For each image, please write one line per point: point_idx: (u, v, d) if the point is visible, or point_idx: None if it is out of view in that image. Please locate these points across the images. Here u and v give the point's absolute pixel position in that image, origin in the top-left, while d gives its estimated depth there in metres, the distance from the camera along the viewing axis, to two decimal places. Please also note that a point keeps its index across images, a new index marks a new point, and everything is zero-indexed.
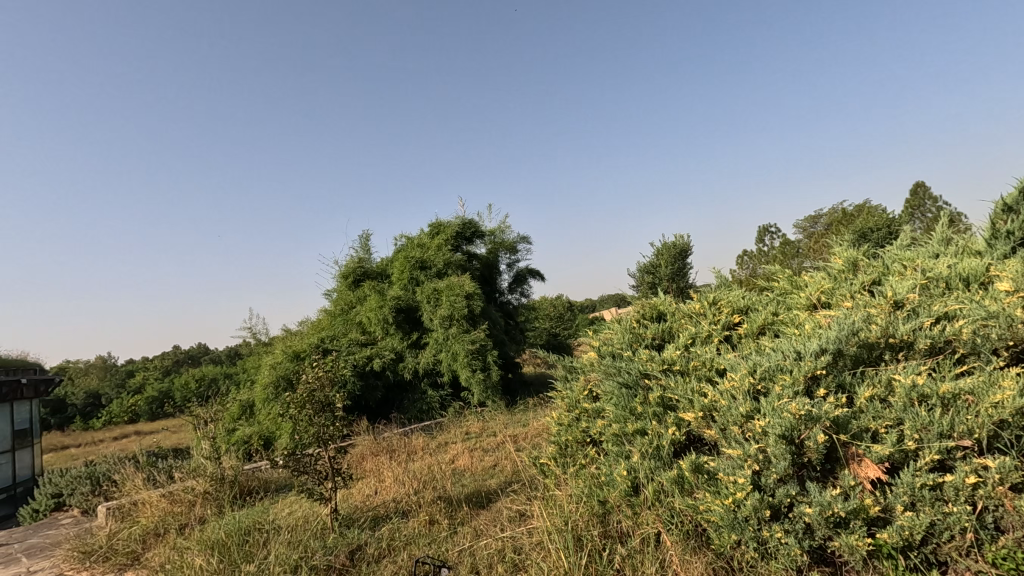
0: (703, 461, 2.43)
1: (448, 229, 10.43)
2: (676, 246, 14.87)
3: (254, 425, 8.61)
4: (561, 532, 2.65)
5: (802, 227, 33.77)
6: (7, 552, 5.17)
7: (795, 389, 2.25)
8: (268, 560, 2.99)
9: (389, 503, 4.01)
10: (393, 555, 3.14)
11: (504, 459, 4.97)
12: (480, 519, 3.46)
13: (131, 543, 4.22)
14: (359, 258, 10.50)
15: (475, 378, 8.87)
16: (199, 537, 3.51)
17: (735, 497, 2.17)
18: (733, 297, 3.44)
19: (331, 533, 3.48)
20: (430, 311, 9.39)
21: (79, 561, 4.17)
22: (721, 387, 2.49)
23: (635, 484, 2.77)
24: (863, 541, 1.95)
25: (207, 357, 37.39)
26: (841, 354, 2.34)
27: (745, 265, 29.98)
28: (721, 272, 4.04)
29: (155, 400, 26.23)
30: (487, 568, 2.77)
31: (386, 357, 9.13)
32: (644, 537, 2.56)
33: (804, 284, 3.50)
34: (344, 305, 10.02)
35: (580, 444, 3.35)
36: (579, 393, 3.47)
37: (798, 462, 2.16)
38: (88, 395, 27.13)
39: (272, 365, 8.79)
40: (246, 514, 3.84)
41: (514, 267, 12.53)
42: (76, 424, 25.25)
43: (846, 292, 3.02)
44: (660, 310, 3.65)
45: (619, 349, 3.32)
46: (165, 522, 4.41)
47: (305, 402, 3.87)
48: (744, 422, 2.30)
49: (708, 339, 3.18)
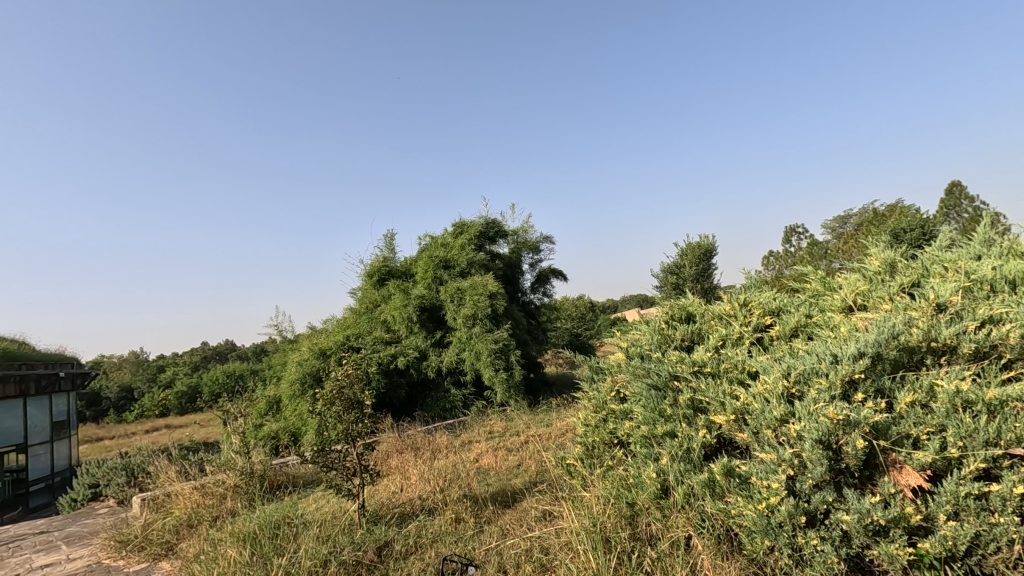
0: (735, 465, 2.39)
1: (472, 229, 10.46)
2: (701, 247, 14.67)
3: (281, 421, 8.77)
4: (589, 533, 2.64)
5: (830, 226, 33.05)
6: (47, 539, 5.36)
7: (832, 394, 2.19)
8: (299, 554, 3.04)
9: (416, 501, 4.03)
10: (421, 552, 3.16)
11: (528, 459, 4.95)
12: (506, 518, 3.46)
13: (165, 533, 4.34)
14: (383, 257, 10.61)
15: (498, 378, 8.88)
16: (231, 530, 3.58)
17: (768, 502, 2.13)
18: (764, 298, 3.38)
19: (359, 529, 3.52)
20: (453, 310, 9.46)
21: (116, 550, 4.32)
22: (753, 390, 2.45)
23: (664, 486, 2.74)
24: (903, 551, 1.89)
25: (235, 353, 38.18)
26: (881, 358, 2.28)
27: (771, 266, 29.53)
28: (751, 272, 3.96)
29: (185, 395, 26.98)
30: (514, 567, 2.78)
31: (410, 356, 9.23)
32: (673, 541, 2.53)
33: (838, 286, 3.41)
34: (369, 304, 10.12)
35: (607, 446, 3.33)
36: (607, 394, 3.46)
37: (834, 468, 2.10)
38: (121, 389, 27.94)
39: (299, 362, 8.92)
40: (276, 508, 3.91)
41: (537, 266, 12.51)
42: (110, 418, 26.11)
43: (884, 294, 2.94)
44: (689, 311, 3.61)
45: (648, 350, 3.31)
46: (198, 513, 4.51)
47: (334, 399, 3.93)
48: (778, 425, 2.25)
49: (739, 341, 3.13)
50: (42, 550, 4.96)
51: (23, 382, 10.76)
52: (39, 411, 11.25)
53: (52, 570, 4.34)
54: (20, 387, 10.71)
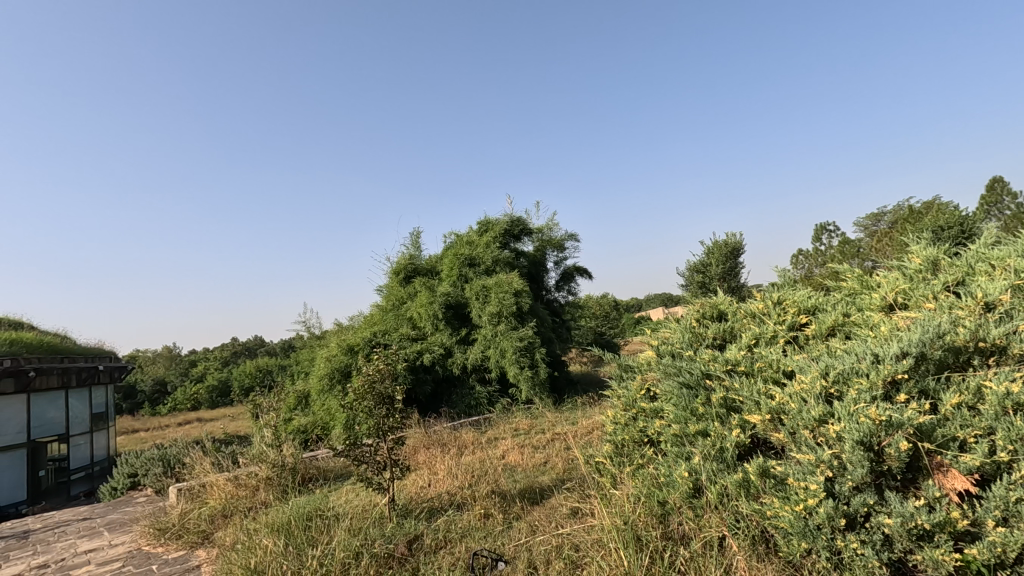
0: (770, 465, 2.35)
1: (497, 227, 10.49)
2: (727, 246, 14.42)
3: (310, 416, 8.96)
4: (619, 531, 2.63)
5: (863, 224, 32.23)
6: (91, 525, 5.57)
7: (873, 394, 2.13)
8: (332, 546, 3.09)
9: (444, 496, 4.08)
10: (450, 547, 3.19)
11: (554, 456, 4.94)
12: (535, 515, 3.46)
13: (201, 522, 4.48)
14: (409, 254, 10.71)
15: (523, 375, 8.89)
16: (265, 520, 3.65)
17: (806, 504, 2.10)
18: (799, 296, 3.30)
19: (389, 522, 3.58)
20: (479, 308, 9.52)
21: (155, 537, 4.50)
22: (790, 389, 2.39)
23: (697, 485, 2.71)
24: (949, 556, 1.83)
25: (263, 349, 39.01)
26: (924, 358, 2.21)
27: (800, 264, 28.96)
28: (784, 271, 3.87)
29: (216, 390, 27.80)
30: (544, 564, 2.79)
31: (435, 352, 9.32)
32: (706, 541, 2.51)
33: (876, 284, 3.31)
34: (395, 301, 10.22)
35: (637, 444, 3.31)
36: (636, 392, 3.43)
37: (876, 471, 2.05)
38: (154, 382, 28.79)
39: (327, 358, 9.07)
40: (308, 500, 3.99)
41: (561, 264, 12.45)
42: (145, 410, 26.98)
43: (926, 293, 2.84)
44: (720, 310, 3.56)
45: (679, 349, 3.28)
46: (232, 504, 4.62)
47: (365, 393, 4.00)
48: (816, 426, 2.20)
49: (773, 340, 3.07)
50: (85, 536, 5.15)
51: (65, 374, 11.17)
52: (80, 403, 11.67)
53: (95, 555, 4.51)
54: (62, 379, 11.12)
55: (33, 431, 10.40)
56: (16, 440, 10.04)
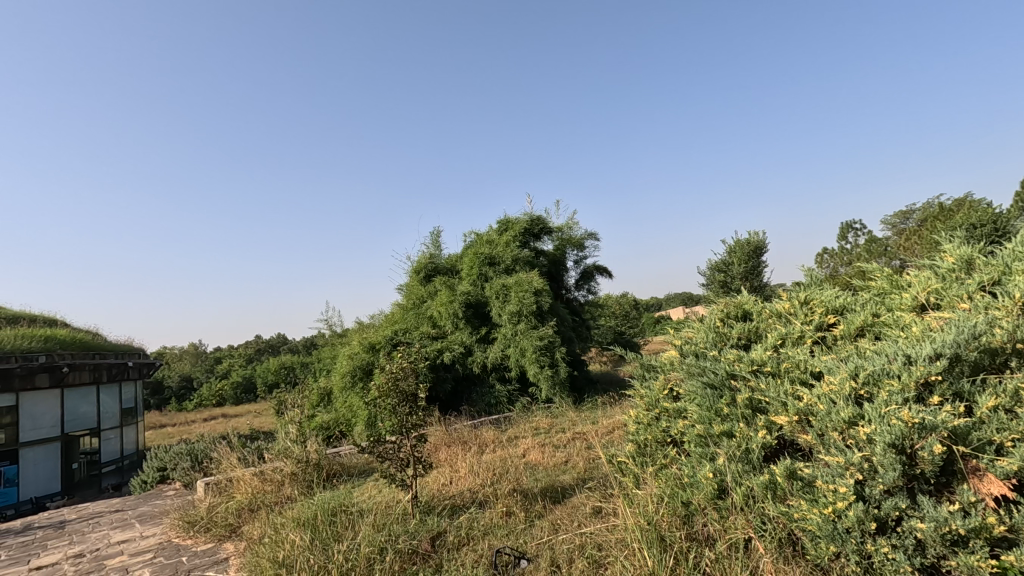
0: (797, 467, 2.32)
1: (517, 226, 10.50)
2: (750, 244, 14.21)
3: (332, 413, 9.09)
4: (643, 531, 2.62)
5: (891, 222, 31.52)
6: (123, 517, 5.74)
7: (906, 396, 2.09)
8: (357, 541, 3.14)
9: (466, 494, 4.10)
10: (473, 544, 3.21)
11: (576, 456, 4.93)
12: (556, 514, 3.46)
13: (228, 515, 4.59)
14: (429, 253, 10.79)
15: (543, 374, 8.88)
16: (291, 515, 3.71)
17: (835, 507, 2.07)
18: (827, 296, 3.24)
19: (412, 519, 3.62)
20: (499, 306, 9.54)
21: (184, 529, 4.62)
22: (818, 391, 2.35)
23: (722, 486, 2.69)
24: (986, 563, 1.78)
25: (286, 347, 39.66)
26: (959, 359, 2.16)
27: (825, 263, 28.42)
28: (811, 270, 3.80)
29: (240, 386, 28.41)
30: (567, 563, 2.80)
31: (455, 351, 9.38)
32: (733, 543, 2.50)
33: (906, 284, 3.23)
34: (416, 299, 10.30)
35: (660, 444, 3.29)
36: (659, 392, 3.41)
37: (908, 474, 2.01)
38: (181, 378, 29.46)
39: (349, 355, 9.18)
40: (333, 495, 4.05)
41: (581, 263, 12.41)
42: (172, 406, 27.64)
43: (960, 293, 2.78)
44: (745, 309, 3.52)
45: (703, 348, 3.25)
46: (258, 498, 4.71)
47: (389, 391, 4.05)
48: (845, 428, 2.16)
49: (800, 341, 3.03)
50: (118, 528, 5.30)
51: (97, 370, 11.48)
52: (110, 398, 12.00)
53: (127, 546, 4.64)
54: (94, 374, 11.44)
55: (66, 425, 10.72)
56: (51, 433, 10.36)
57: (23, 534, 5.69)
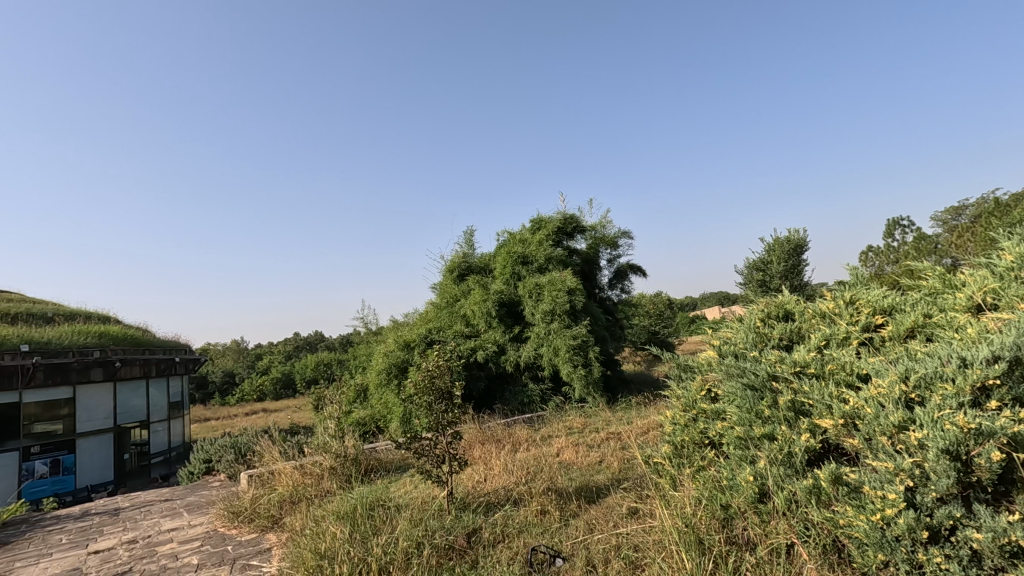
0: (843, 472, 2.25)
1: (550, 225, 10.48)
2: (790, 243, 13.81)
3: (368, 409, 9.27)
4: (681, 533, 2.59)
5: (941, 219, 30.17)
6: (172, 506, 5.99)
7: (960, 400, 2.00)
8: (395, 535, 3.19)
9: (501, 492, 4.13)
10: (508, 541, 3.23)
11: (610, 456, 4.90)
12: (591, 514, 3.45)
13: (271, 507, 4.75)
14: (463, 253, 10.88)
15: (577, 374, 8.84)
16: (331, 508, 3.81)
17: (883, 514, 2.00)
18: (874, 295, 3.12)
19: (448, 515, 3.67)
20: (532, 305, 9.53)
21: (230, 519, 4.80)
22: (865, 394, 2.27)
23: (763, 490, 2.63)
24: None
25: (323, 344, 40.60)
26: (1019, 362, 2.05)
27: (870, 263, 27.38)
28: (856, 268, 3.67)
29: (280, 381, 29.27)
30: (603, 562, 2.79)
31: (489, 349, 9.45)
32: (774, 548, 2.45)
33: (960, 283, 3.08)
34: (449, 298, 10.41)
35: (698, 445, 3.24)
36: (696, 393, 3.36)
37: (963, 481, 1.92)
38: (224, 373, 30.51)
39: (385, 353, 9.34)
40: (371, 490, 4.14)
41: (615, 262, 12.29)
42: (216, 400, 28.64)
43: (1020, 293, 2.63)
44: (787, 309, 3.43)
45: (742, 349, 3.19)
46: (299, 491, 4.84)
47: (426, 389, 4.10)
48: (895, 432, 2.09)
49: (845, 342, 2.93)
50: (168, 516, 5.54)
51: (147, 365, 11.99)
52: (159, 392, 12.52)
53: (177, 534, 4.85)
54: (144, 369, 11.94)
55: (119, 417, 11.23)
56: (105, 425, 10.88)
57: (82, 520, 6.01)
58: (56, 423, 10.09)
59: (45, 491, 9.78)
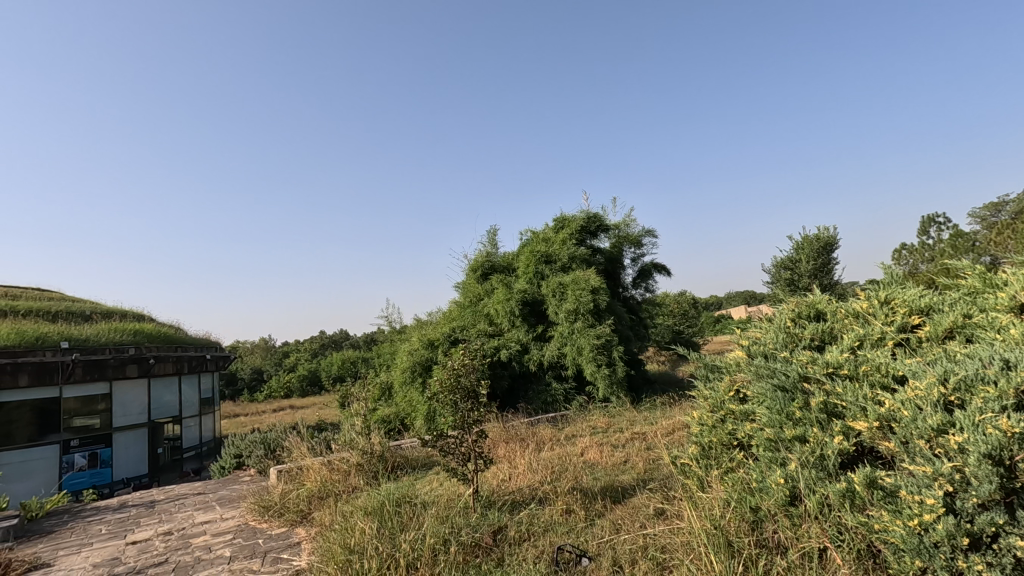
0: (878, 476, 2.20)
1: (573, 223, 10.46)
2: (820, 240, 13.49)
3: (393, 406, 9.38)
4: (709, 535, 2.56)
5: (980, 215, 29.16)
6: (205, 500, 6.16)
7: (1003, 404, 1.94)
8: (421, 532, 3.22)
9: (525, 490, 4.14)
10: (534, 540, 3.25)
11: (635, 456, 4.86)
12: (617, 514, 3.44)
13: (300, 502, 4.85)
14: (486, 252, 10.92)
15: (600, 373, 8.79)
16: (359, 504, 3.86)
17: (921, 519, 1.95)
18: (910, 295, 3.03)
19: (474, 512, 3.70)
20: (555, 305, 9.50)
21: (260, 513, 4.91)
22: (901, 396, 2.21)
23: (794, 493, 2.59)
24: None
25: (348, 342, 41.17)
26: None
27: (904, 261, 26.56)
28: (890, 267, 3.56)
29: (306, 378, 29.82)
30: (630, 563, 2.78)
31: (512, 349, 9.47)
32: (805, 552, 2.42)
33: (1001, 282, 2.98)
34: (473, 297, 10.46)
35: (725, 447, 3.20)
36: (725, 393, 3.32)
37: (1007, 488, 1.85)
38: (252, 371, 31.18)
39: (409, 351, 9.44)
40: (397, 487, 4.19)
41: (638, 261, 12.19)
42: (245, 397, 29.29)
43: None
44: (818, 309, 3.36)
45: (772, 349, 3.14)
46: (328, 486, 4.92)
47: (452, 387, 4.14)
48: (934, 436, 2.02)
49: (880, 343, 2.86)
50: (201, 509, 5.69)
51: (179, 362, 12.32)
52: (191, 388, 12.85)
53: (210, 527, 4.98)
54: (177, 366, 12.26)
55: (153, 412, 11.57)
56: (139, 420, 11.22)
57: (120, 511, 6.21)
58: (94, 418, 10.43)
59: (84, 483, 10.15)
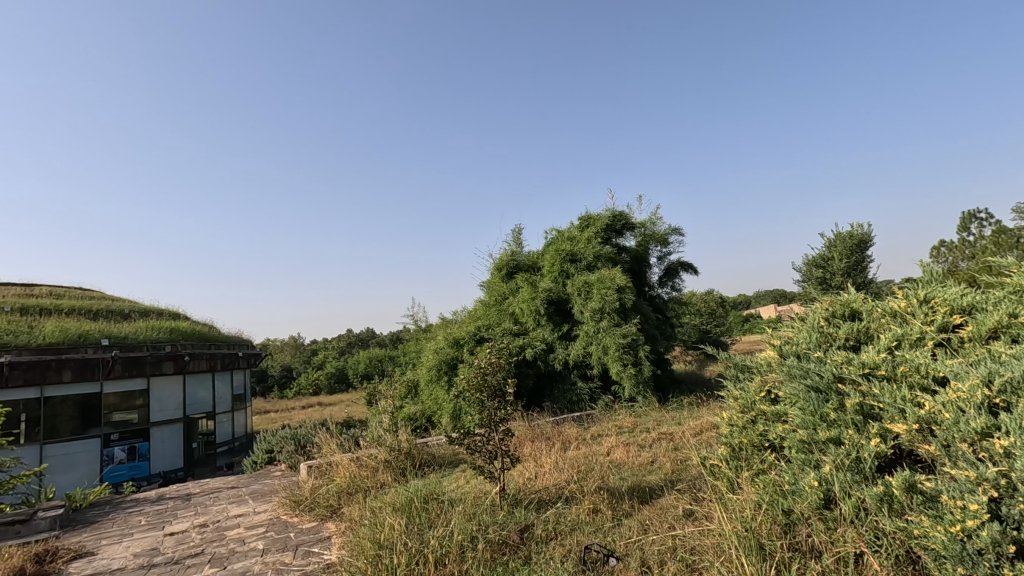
0: (918, 480, 2.14)
1: (599, 222, 10.40)
2: (853, 238, 13.12)
3: (420, 404, 9.48)
4: (741, 538, 2.52)
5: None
6: (238, 493, 6.32)
7: None
8: (449, 529, 3.25)
9: (552, 489, 4.14)
10: (561, 539, 3.25)
11: (662, 456, 4.81)
12: (645, 514, 3.41)
13: (330, 497, 4.94)
14: (511, 251, 10.92)
15: (626, 372, 8.72)
16: (387, 500, 3.91)
17: (964, 525, 1.89)
18: (951, 293, 2.92)
19: (500, 511, 3.71)
20: (581, 303, 9.45)
21: (292, 508, 5.02)
22: (943, 397, 2.14)
23: (829, 496, 2.53)
24: None
25: (374, 340, 41.74)
26: None
27: (942, 259, 25.60)
28: (930, 265, 3.44)
29: (334, 376, 30.32)
30: (659, 564, 2.76)
31: (537, 348, 9.46)
32: (841, 556, 2.37)
33: None
34: (498, 296, 10.49)
35: (756, 448, 3.15)
36: (756, 394, 3.26)
37: None
38: (282, 368, 31.83)
39: (435, 350, 9.52)
40: (425, 483, 4.24)
41: (665, 259, 12.07)
42: (274, 394, 29.94)
43: None
44: (852, 308, 3.27)
45: (805, 349, 3.08)
46: (356, 482, 5.00)
47: (479, 386, 4.16)
48: (977, 439, 1.96)
49: (919, 342, 2.78)
50: (234, 503, 5.85)
51: (213, 359, 12.66)
52: (223, 385, 13.20)
53: (243, 519, 5.12)
54: (210, 362, 12.62)
55: (188, 407, 11.92)
56: (175, 415, 11.57)
57: (158, 503, 6.43)
58: (133, 412, 10.80)
59: (123, 476, 10.51)
